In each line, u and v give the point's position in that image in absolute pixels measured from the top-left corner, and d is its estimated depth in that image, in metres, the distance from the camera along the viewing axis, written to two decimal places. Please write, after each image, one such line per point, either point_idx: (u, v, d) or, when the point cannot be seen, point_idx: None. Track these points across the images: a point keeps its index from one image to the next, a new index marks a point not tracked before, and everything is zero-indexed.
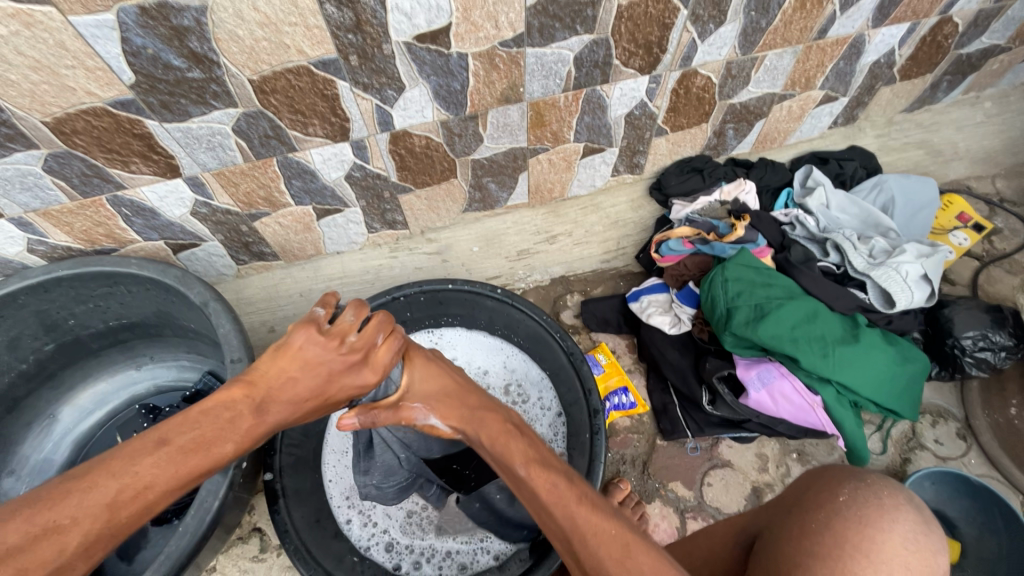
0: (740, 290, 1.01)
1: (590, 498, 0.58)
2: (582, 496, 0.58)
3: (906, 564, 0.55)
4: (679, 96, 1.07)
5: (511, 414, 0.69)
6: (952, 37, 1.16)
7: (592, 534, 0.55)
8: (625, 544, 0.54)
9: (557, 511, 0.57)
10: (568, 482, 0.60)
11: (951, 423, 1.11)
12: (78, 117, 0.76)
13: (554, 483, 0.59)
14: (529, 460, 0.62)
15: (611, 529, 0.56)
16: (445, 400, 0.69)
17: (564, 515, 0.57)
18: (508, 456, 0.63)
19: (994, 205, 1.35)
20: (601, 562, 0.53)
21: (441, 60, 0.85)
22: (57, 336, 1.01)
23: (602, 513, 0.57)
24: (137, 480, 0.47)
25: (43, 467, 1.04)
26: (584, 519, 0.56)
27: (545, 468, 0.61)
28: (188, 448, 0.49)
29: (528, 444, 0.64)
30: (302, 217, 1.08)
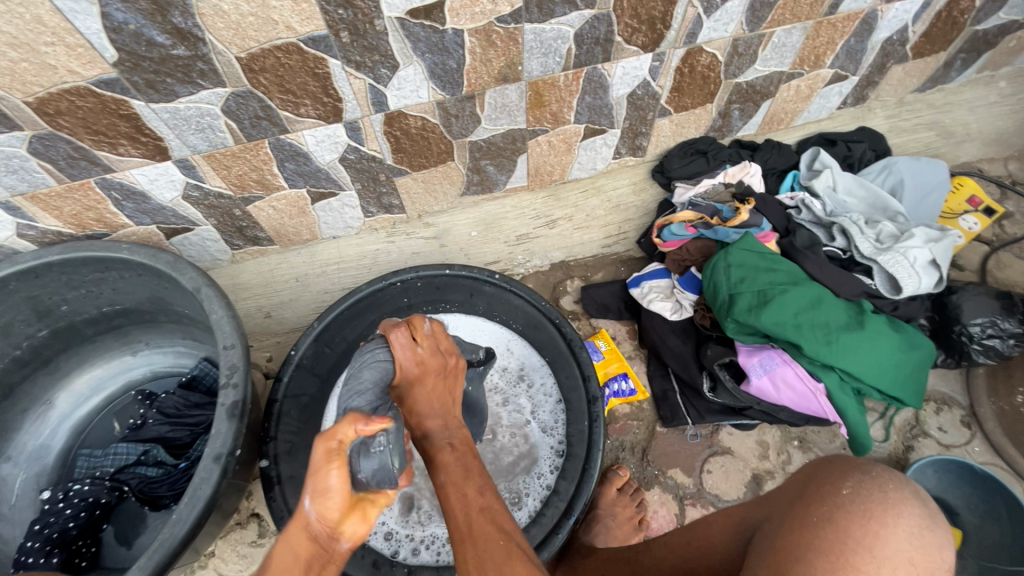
0: (743, 276, 0.99)
1: (490, 511, 0.63)
2: (485, 508, 0.63)
3: (910, 560, 0.54)
4: (683, 75, 1.04)
5: (458, 432, 0.71)
6: (968, 13, 1.12)
7: (482, 540, 0.59)
8: (508, 553, 0.58)
9: (459, 515, 0.62)
10: (478, 494, 0.64)
11: (955, 411, 1.09)
12: (61, 97, 0.74)
13: (465, 491, 0.64)
14: (451, 468, 0.66)
15: (499, 539, 0.60)
16: (413, 408, 0.71)
17: (463, 517, 0.62)
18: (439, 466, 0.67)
19: (1007, 188, 1.31)
20: (480, 560, 0.57)
21: (436, 37, 0.82)
22: (51, 322, 1.00)
23: (495, 525, 0.61)
24: None
25: (40, 453, 1.04)
26: (479, 527, 0.61)
27: (463, 477, 0.65)
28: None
29: (457, 457, 0.67)
30: (297, 201, 1.06)
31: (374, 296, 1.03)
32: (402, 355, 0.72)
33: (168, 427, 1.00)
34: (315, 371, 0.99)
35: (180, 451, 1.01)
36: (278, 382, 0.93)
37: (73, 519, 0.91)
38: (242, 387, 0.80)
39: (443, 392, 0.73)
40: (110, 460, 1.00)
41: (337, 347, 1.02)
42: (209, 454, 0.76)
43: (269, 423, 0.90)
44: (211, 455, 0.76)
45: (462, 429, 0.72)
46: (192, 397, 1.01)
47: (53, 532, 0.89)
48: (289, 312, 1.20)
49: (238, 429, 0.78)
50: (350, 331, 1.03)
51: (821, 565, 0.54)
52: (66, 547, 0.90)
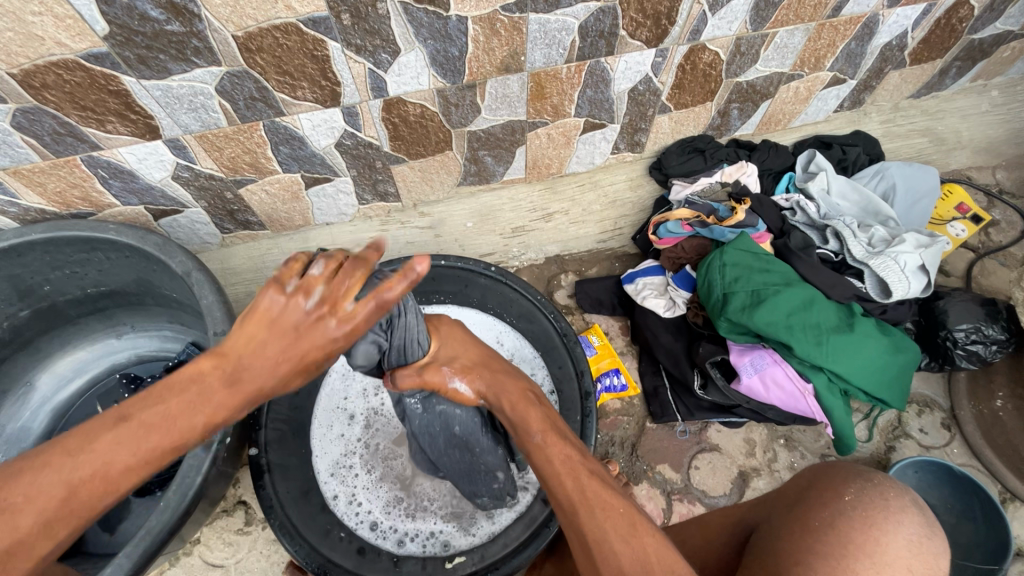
0: (737, 276, 1.00)
1: (599, 475, 0.64)
2: (592, 471, 0.64)
3: (909, 567, 0.55)
4: (686, 72, 1.03)
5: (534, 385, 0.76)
6: (967, 21, 1.13)
7: (598, 504, 0.60)
8: (630, 520, 0.58)
9: (564, 482, 0.63)
10: (580, 456, 0.66)
11: (936, 413, 1.12)
12: (48, 70, 0.71)
13: (567, 454, 0.66)
14: (546, 429, 0.68)
15: (617, 505, 0.60)
16: (468, 366, 0.72)
17: (575, 484, 0.62)
18: (525, 421, 0.69)
19: (994, 197, 1.34)
20: (602, 533, 0.58)
21: (439, 24, 0.80)
22: (33, 303, 0.97)
23: (608, 489, 0.62)
24: (96, 462, 0.50)
25: (20, 436, 1.01)
26: (593, 491, 0.61)
27: (560, 438, 0.67)
28: (151, 424, 0.51)
29: (546, 415, 0.70)
30: (290, 185, 1.04)
31: None
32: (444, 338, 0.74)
33: None
34: None
35: None
36: None
37: None
38: None
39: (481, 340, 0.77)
40: None
41: None
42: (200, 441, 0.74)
43: (259, 410, 0.89)
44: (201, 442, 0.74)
45: (512, 373, 0.75)
46: None
47: None
48: None
49: None
50: None
51: (823, 569, 0.54)
52: None
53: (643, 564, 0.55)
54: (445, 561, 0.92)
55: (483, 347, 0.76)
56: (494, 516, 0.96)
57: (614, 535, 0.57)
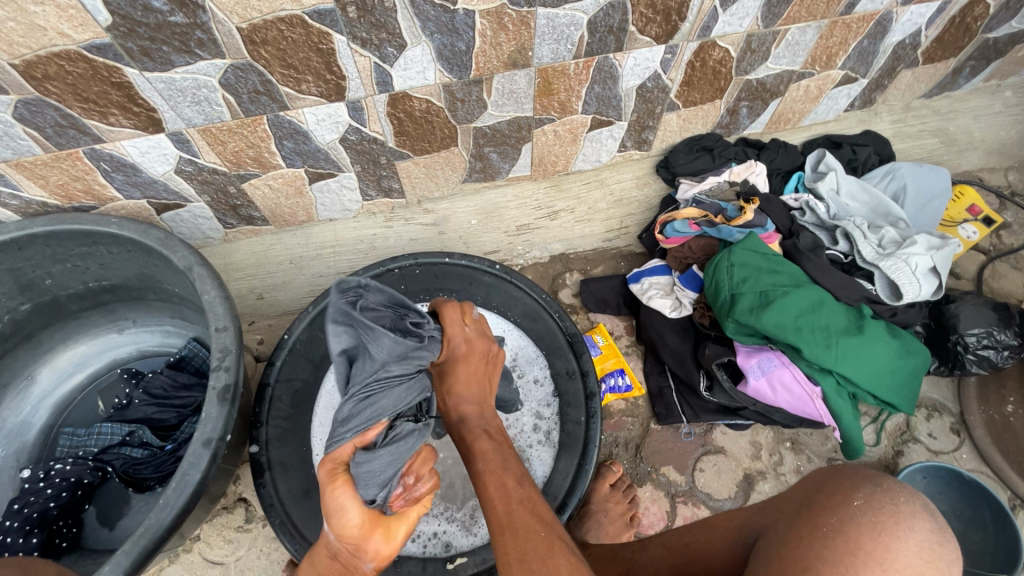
0: (746, 276, 0.98)
1: (532, 503, 0.65)
2: (526, 500, 0.65)
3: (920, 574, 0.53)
4: (695, 69, 1.02)
5: (492, 420, 0.76)
6: (982, 20, 1.11)
7: (525, 529, 0.61)
8: (549, 545, 0.60)
9: (499, 507, 0.64)
10: (518, 486, 0.67)
11: (945, 418, 1.11)
12: (49, 61, 0.70)
13: (504, 484, 0.67)
14: (490, 456, 0.70)
15: (539, 531, 0.62)
16: (454, 390, 0.76)
17: (504, 509, 0.64)
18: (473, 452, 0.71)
19: (1006, 199, 1.32)
20: (523, 556, 0.58)
21: (446, 17, 0.79)
22: (34, 296, 0.97)
23: (536, 518, 0.63)
24: None
25: (20, 430, 1.01)
26: (519, 516, 0.63)
27: (502, 467, 0.69)
28: None
29: (495, 446, 0.71)
30: (293, 180, 1.03)
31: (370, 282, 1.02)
32: (451, 331, 0.73)
33: (155, 408, 0.97)
34: (310, 357, 0.97)
35: (167, 433, 0.98)
36: (270, 366, 0.92)
37: (53, 498, 0.89)
38: (234, 370, 0.78)
39: (481, 370, 0.77)
40: (93, 440, 0.97)
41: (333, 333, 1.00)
42: (199, 438, 0.74)
43: (260, 408, 0.89)
44: (201, 439, 0.74)
45: (484, 394, 0.77)
46: (180, 378, 0.99)
47: (33, 512, 0.87)
48: (282, 295, 1.15)
49: (229, 414, 0.76)
50: None
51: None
52: (47, 527, 0.89)
53: None
54: (446, 562, 0.91)
55: (484, 364, 0.77)
56: None
57: (533, 559, 0.58)
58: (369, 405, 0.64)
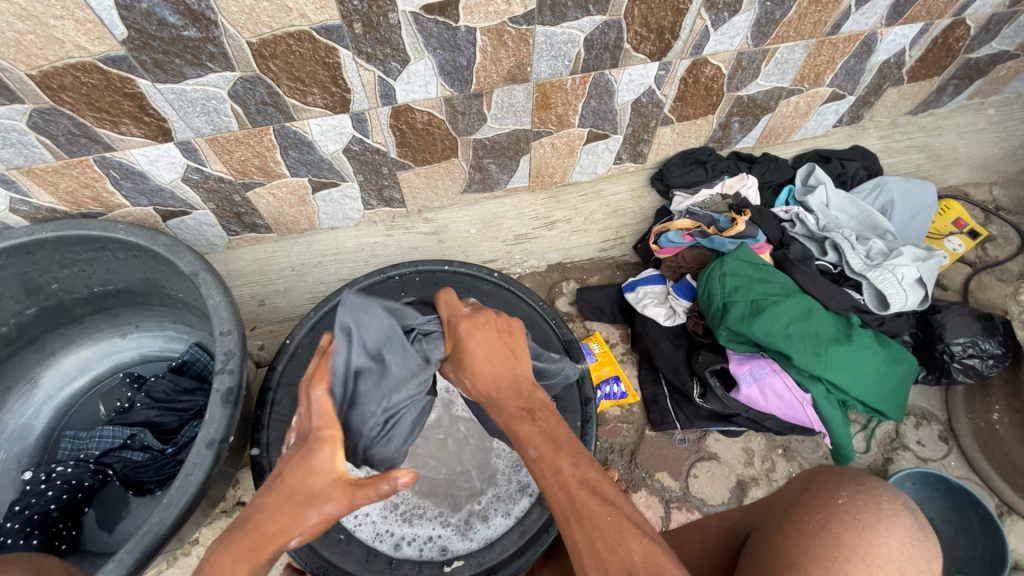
0: (737, 285, 1.01)
1: (591, 484, 0.60)
2: (583, 481, 0.61)
3: (901, 569, 0.55)
4: (688, 85, 1.05)
5: (534, 396, 0.67)
6: (963, 40, 1.15)
7: (588, 515, 0.58)
8: (617, 527, 0.58)
9: (558, 494, 0.60)
10: (574, 467, 0.62)
11: (933, 425, 1.13)
12: (66, 72, 0.73)
13: (559, 467, 0.62)
14: (539, 441, 0.63)
15: (605, 514, 0.58)
16: (475, 372, 0.68)
17: (565, 498, 0.60)
18: (519, 438, 0.64)
19: (990, 213, 1.35)
20: (592, 543, 0.57)
21: (448, 34, 0.82)
22: (40, 300, 0.99)
23: (600, 501, 0.59)
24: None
25: (22, 433, 1.02)
26: (583, 502, 0.59)
27: (553, 449, 0.62)
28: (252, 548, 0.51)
29: (541, 426, 0.64)
30: (297, 189, 1.06)
31: (371, 289, 1.04)
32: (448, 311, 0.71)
33: (156, 411, 0.99)
34: None
35: (168, 437, 0.99)
36: (272, 370, 0.94)
37: (54, 500, 0.90)
38: (238, 373, 0.79)
39: (498, 346, 0.68)
40: (95, 443, 0.98)
41: None
42: (202, 439, 0.75)
43: (262, 411, 0.91)
44: (204, 440, 0.75)
45: (511, 369, 0.68)
46: (182, 382, 1.00)
47: (34, 513, 0.88)
48: (283, 301, 1.17)
49: (232, 416, 0.78)
50: None
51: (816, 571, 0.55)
52: (47, 529, 0.90)
53: (627, 569, 0.55)
54: (442, 565, 0.92)
55: (502, 339, 0.69)
56: (490, 518, 0.96)
57: (603, 546, 0.57)
58: (392, 429, 0.73)
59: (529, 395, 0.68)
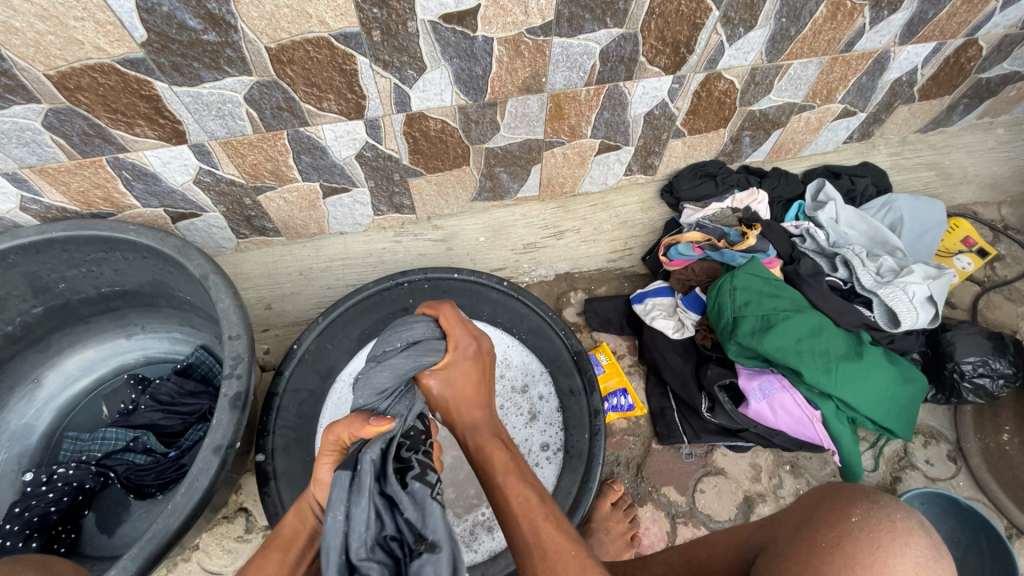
0: (748, 300, 1.00)
1: (556, 517, 0.62)
2: (550, 514, 0.63)
3: None
4: (701, 99, 1.06)
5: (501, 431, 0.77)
6: (976, 60, 1.16)
7: (553, 550, 0.58)
8: (582, 567, 0.56)
9: (523, 524, 0.62)
10: (540, 498, 0.64)
11: (942, 445, 1.13)
12: (84, 73, 0.73)
13: (527, 496, 0.65)
14: (508, 471, 0.68)
15: (570, 549, 0.58)
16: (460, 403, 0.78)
17: (530, 529, 0.61)
18: (490, 467, 0.70)
19: (999, 232, 1.35)
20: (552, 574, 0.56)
21: (466, 43, 0.82)
22: (47, 300, 0.98)
23: (564, 534, 0.60)
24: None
25: (24, 433, 1.01)
26: (547, 534, 0.60)
27: (521, 482, 0.66)
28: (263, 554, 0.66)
29: (510, 457, 0.71)
30: (308, 194, 1.06)
31: (380, 296, 1.03)
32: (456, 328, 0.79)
33: (160, 414, 0.97)
34: (317, 367, 0.99)
35: (171, 440, 0.98)
36: (278, 376, 0.93)
37: (55, 503, 0.89)
38: (246, 378, 0.79)
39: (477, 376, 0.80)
40: (98, 445, 0.97)
41: (340, 344, 1.01)
42: (209, 445, 0.74)
43: (267, 416, 0.90)
44: (211, 446, 0.74)
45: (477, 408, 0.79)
46: (186, 385, 0.99)
47: (34, 516, 0.87)
48: (290, 305, 1.17)
49: (239, 422, 0.77)
50: (354, 329, 1.02)
51: None
52: (46, 531, 0.89)
53: None
54: None
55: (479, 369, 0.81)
56: (494, 530, 0.95)
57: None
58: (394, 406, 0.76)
59: (496, 424, 0.78)
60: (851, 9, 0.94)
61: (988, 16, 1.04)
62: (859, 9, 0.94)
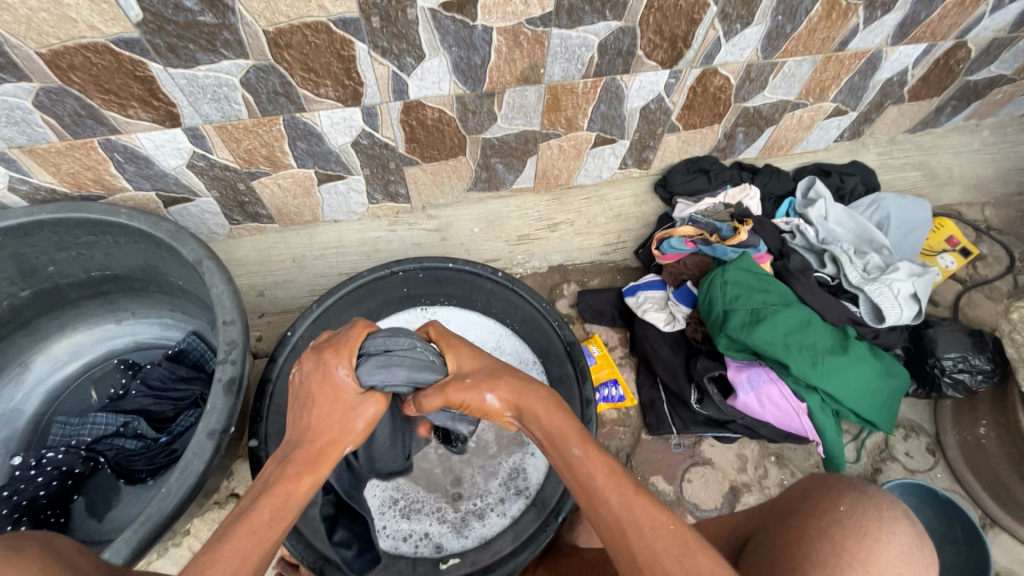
0: (738, 294, 1.02)
1: (643, 486, 0.59)
2: (638, 483, 0.59)
3: None
4: (696, 94, 1.07)
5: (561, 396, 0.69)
6: (964, 63, 1.18)
7: (648, 525, 0.55)
8: (685, 541, 0.54)
9: (611, 497, 0.58)
10: (624, 471, 0.60)
11: (922, 438, 1.17)
12: (77, 52, 0.72)
13: (611, 467, 0.60)
14: (586, 441, 0.62)
15: (667, 524, 0.55)
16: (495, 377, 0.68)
17: (621, 502, 0.57)
18: (560, 434, 0.63)
19: (982, 232, 1.38)
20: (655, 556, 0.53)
21: (465, 32, 0.82)
22: (35, 283, 0.97)
23: (657, 504, 0.57)
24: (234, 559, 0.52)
25: (11, 417, 1.00)
26: (642, 508, 0.56)
27: (601, 452, 0.62)
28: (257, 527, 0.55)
29: (578, 424, 0.65)
30: (303, 180, 1.05)
31: (375, 283, 1.04)
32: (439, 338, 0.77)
33: (152, 399, 0.98)
34: None
35: (162, 425, 0.98)
36: (272, 362, 0.94)
37: (44, 487, 0.88)
38: (240, 363, 0.79)
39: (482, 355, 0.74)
40: (88, 429, 0.97)
41: None
42: (203, 429, 0.75)
43: (261, 402, 0.90)
44: (205, 430, 0.75)
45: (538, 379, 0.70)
46: (178, 371, 0.99)
47: (22, 499, 0.86)
48: (283, 293, 1.16)
49: (233, 407, 0.77)
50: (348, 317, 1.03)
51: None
52: (35, 515, 0.88)
53: None
54: (437, 563, 0.92)
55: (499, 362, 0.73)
56: (485, 518, 0.96)
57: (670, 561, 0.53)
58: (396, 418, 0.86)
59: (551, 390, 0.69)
60: (846, 8, 0.95)
61: (978, 19, 1.06)
62: (853, 8, 0.95)
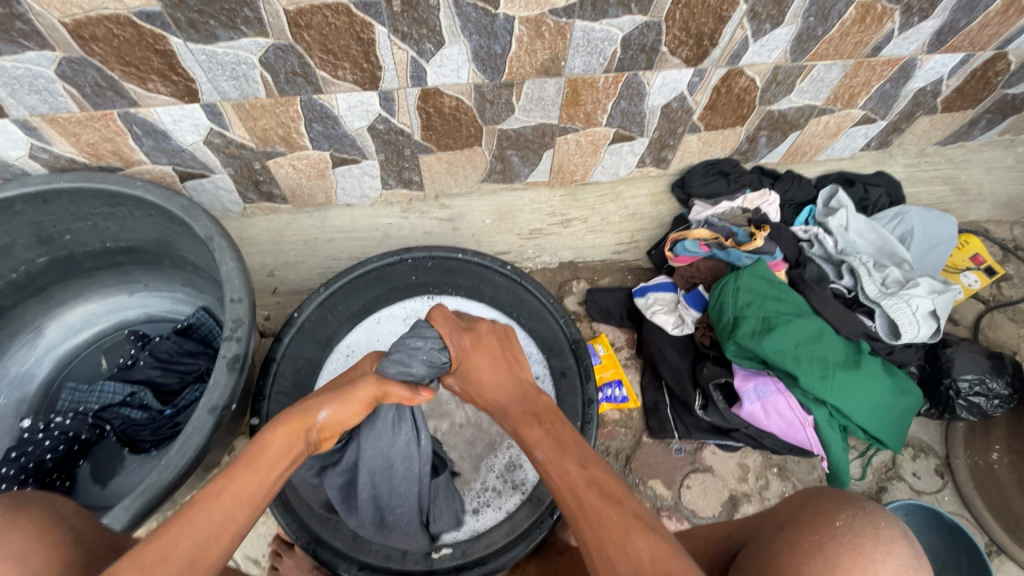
0: (750, 301, 1.00)
1: (599, 485, 0.61)
2: (592, 482, 0.62)
3: None
4: (720, 94, 1.04)
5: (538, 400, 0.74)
6: (1003, 75, 1.14)
7: (597, 514, 0.59)
8: (626, 528, 0.57)
9: (567, 494, 0.62)
10: (580, 469, 0.64)
11: (931, 459, 1.13)
12: (99, 23, 0.72)
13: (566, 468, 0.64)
14: (545, 443, 0.68)
15: (613, 513, 0.59)
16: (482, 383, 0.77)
17: (571, 495, 0.62)
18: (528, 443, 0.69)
19: (1009, 252, 1.33)
20: (602, 546, 0.57)
21: (486, 20, 0.81)
22: (52, 250, 0.99)
23: (609, 501, 0.60)
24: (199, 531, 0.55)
25: (23, 381, 1.02)
26: (591, 503, 0.60)
27: (559, 453, 0.66)
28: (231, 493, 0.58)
29: (545, 431, 0.69)
30: (317, 162, 1.05)
31: (383, 270, 1.04)
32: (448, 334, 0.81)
33: (159, 370, 0.98)
34: (316, 336, 0.99)
35: (168, 398, 1.00)
36: (278, 342, 0.94)
37: (50, 451, 0.90)
38: (245, 342, 0.80)
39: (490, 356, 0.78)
40: (95, 398, 0.98)
41: (340, 315, 1.02)
42: (205, 404, 0.75)
43: (264, 380, 0.91)
44: (207, 406, 0.75)
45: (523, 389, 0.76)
46: (185, 345, 1.00)
47: (30, 461, 0.88)
48: (293, 274, 1.16)
49: (236, 383, 0.77)
50: (354, 301, 1.03)
51: None
52: (41, 478, 0.90)
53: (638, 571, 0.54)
54: (429, 553, 0.92)
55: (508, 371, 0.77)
56: (480, 511, 0.96)
57: (611, 545, 0.57)
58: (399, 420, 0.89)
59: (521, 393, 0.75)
60: (881, 12, 0.92)
61: (1021, 30, 1.02)
62: (889, 13, 0.92)
